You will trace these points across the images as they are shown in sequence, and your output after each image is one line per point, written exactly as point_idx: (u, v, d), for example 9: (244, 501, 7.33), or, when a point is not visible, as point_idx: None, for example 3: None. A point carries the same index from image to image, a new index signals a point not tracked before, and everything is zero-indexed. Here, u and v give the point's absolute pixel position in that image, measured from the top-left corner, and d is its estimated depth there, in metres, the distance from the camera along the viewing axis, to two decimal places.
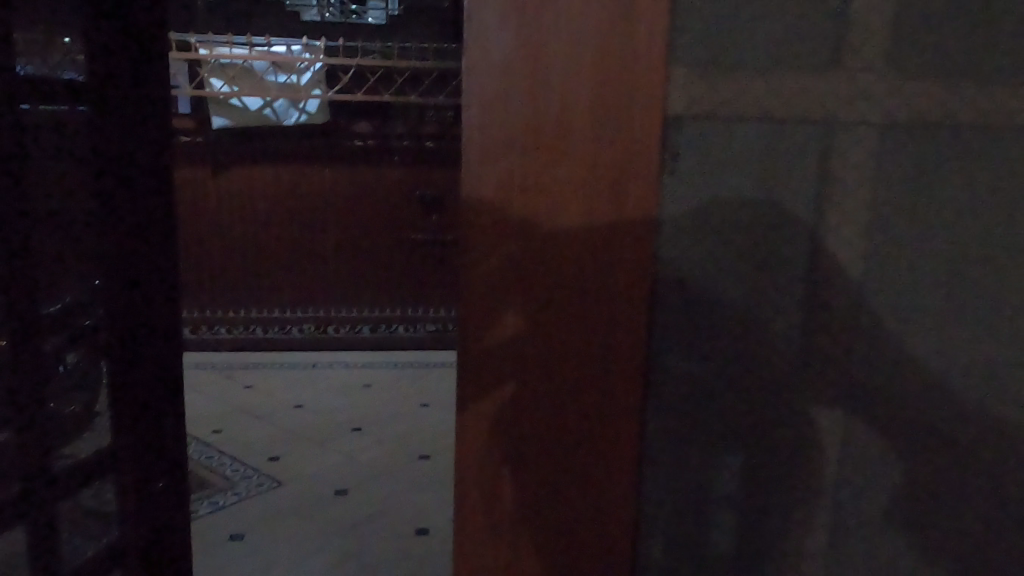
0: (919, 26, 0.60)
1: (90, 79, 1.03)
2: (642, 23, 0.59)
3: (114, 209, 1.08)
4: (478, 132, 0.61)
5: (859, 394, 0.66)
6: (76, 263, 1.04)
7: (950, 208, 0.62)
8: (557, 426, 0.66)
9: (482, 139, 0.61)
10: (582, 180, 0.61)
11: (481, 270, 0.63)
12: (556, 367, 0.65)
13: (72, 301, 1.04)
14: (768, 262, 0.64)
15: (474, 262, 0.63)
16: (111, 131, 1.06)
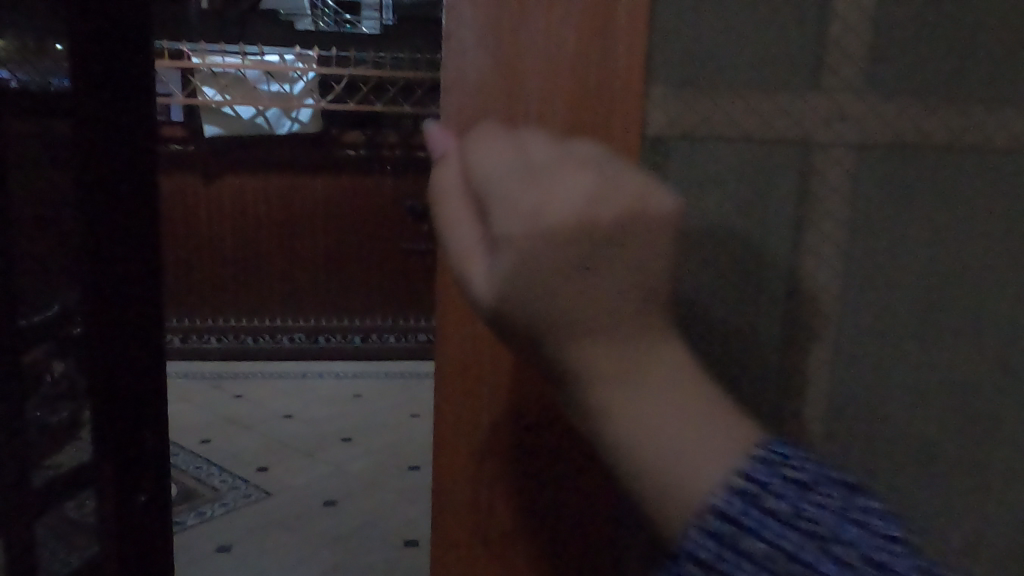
0: (960, 39, 0.53)
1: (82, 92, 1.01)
2: (620, 45, 0.51)
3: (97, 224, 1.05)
4: None
5: (883, 458, 0.57)
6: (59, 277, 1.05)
7: (967, 251, 0.55)
8: (537, 487, 0.57)
9: None
10: None
11: (454, 317, 0.56)
12: (524, 424, 0.56)
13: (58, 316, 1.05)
14: (745, 308, 0.55)
15: (448, 309, 0.55)
16: (101, 146, 1.05)
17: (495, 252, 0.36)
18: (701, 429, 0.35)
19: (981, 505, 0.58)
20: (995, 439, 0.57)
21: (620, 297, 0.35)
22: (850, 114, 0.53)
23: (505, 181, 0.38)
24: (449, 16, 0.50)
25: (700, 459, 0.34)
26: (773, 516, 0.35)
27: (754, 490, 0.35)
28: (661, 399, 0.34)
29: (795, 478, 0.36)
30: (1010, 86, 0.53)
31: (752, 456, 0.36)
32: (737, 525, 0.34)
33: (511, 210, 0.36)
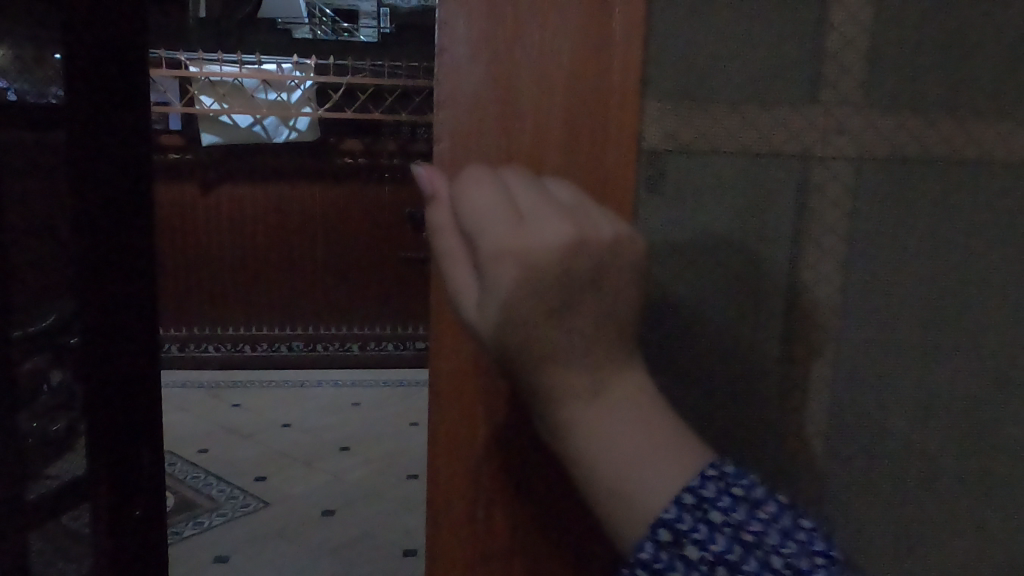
0: (959, 49, 0.53)
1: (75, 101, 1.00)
2: (616, 60, 0.50)
3: (90, 235, 1.04)
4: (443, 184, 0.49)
5: (880, 472, 0.56)
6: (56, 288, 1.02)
7: (964, 267, 0.55)
8: (541, 514, 0.54)
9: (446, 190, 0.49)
10: None
11: (448, 340, 0.52)
12: (526, 448, 0.53)
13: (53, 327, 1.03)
14: (747, 321, 0.54)
15: (441, 330, 0.52)
16: (95, 156, 1.04)
17: (488, 291, 0.37)
18: (648, 438, 0.36)
19: (981, 524, 0.58)
20: (994, 455, 0.57)
21: (592, 332, 0.36)
22: (849, 128, 0.52)
23: (499, 231, 0.36)
24: (443, 31, 0.48)
25: (643, 467, 0.36)
26: (716, 527, 0.35)
27: (698, 499, 0.36)
28: (603, 407, 0.36)
29: (742, 496, 0.36)
30: (1010, 101, 0.53)
31: (700, 475, 0.36)
32: (678, 536, 0.35)
33: (503, 253, 0.36)
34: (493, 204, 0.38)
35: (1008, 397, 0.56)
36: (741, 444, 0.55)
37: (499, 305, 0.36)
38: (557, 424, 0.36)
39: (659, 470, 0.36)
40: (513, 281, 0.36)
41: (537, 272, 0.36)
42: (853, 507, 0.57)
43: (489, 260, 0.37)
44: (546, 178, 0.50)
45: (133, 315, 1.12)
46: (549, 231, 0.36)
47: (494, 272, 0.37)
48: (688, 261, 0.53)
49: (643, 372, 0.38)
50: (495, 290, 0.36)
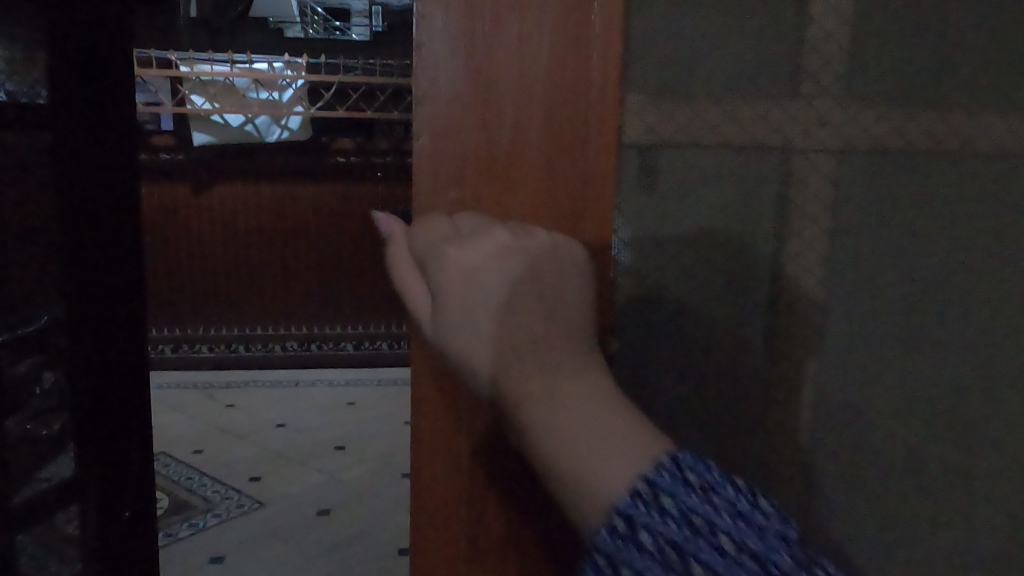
0: (941, 42, 0.52)
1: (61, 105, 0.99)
2: (596, 53, 0.49)
3: (79, 237, 1.03)
4: (421, 181, 0.49)
5: (865, 461, 0.56)
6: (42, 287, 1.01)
7: (948, 259, 0.55)
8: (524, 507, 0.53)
9: (423, 187, 0.49)
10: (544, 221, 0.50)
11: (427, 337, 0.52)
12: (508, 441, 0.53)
13: (43, 328, 1.02)
14: (731, 314, 0.54)
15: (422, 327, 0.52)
16: (83, 157, 1.03)
17: (440, 311, 0.40)
18: (606, 433, 0.37)
19: (965, 513, 0.58)
20: (981, 443, 0.57)
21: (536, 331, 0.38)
22: (831, 120, 0.52)
23: (445, 248, 0.40)
24: (421, 25, 0.48)
25: (600, 460, 0.36)
26: (669, 513, 0.35)
27: (652, 488, 0.35)
28: (558, 404, 0.37)
29: (696, 482, 0.36)
30: (993, 89, 0.53)
31: (656, 465, 0.36)
32: (633, 525, 0.34)
33: (449, 271, 0.39)
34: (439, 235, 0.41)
35: (994, 386, 0.56)
36: (723, 437, 0.55)
37: (449, 323, 0.40)
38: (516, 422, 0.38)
39: (615, 462, 0.36)
40: (460, 295, 0.39)
41: (478, 287, 0.39)
42: (841, 497, 0.56)
43: (439, 280, 0.40)
44: (526, 174, 0.49)
45: (119, 318, 1.10)
46: (488, 247, 0.39)
47: (443, 291, 0.40)
48: (669, 255, 0.53)
49: (600, 369, 0.40)
50: (443, 308, 0.40)
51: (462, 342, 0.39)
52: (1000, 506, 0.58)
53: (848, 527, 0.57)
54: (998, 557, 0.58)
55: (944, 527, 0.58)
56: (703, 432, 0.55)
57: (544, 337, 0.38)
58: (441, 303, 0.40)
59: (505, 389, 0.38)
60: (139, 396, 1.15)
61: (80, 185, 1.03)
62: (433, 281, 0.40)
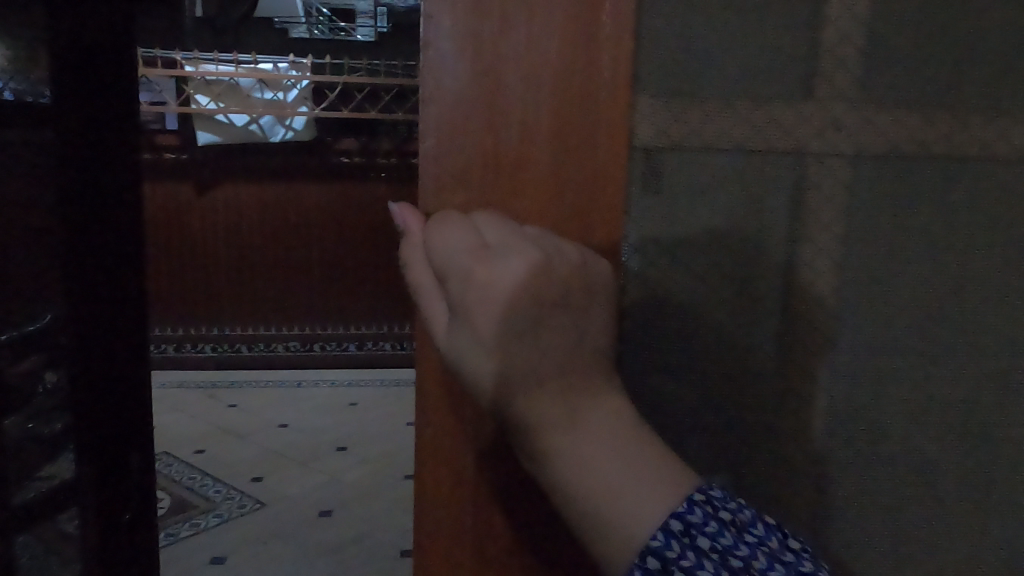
0: (956, 46, 0.51)
1: (62, 108, 0.97)
2: (605, 54, 0.48)
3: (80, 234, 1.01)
4: (428, 185, 0.48)
5: (877, 467, 0.55)
6: (46, 289, 0.99)
7: (963, 265, 0.54)
8: (529, 515, 0.52)
9: (430, 189, 0.48)
10: (553, 224, 0.49)
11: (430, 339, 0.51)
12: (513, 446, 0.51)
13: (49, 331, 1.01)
14: (741, 319, 0.53)
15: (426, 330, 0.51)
16: (84, 159, 1.01)
17: (459, 326, 0.37)
18: (632, 464, 0.36)
19: (981, 528, 0.57)
20: (996, 450, 0.56)
21: (562, 357, 0.37)
22: (846, 123, 0.51)
23: (472, 266, 0.36)
24: (428, 25, 0.47)
25: (628, 493, 0.36)
26: (703, 552, 0.36)
27: (685, 525, 0.36)
28: (582, 430, 0.36)
29: (728, 520, 0.37)
30: (1013, 94, 0.52)
31: (685, 500, 0.37)
32: (667, 563, 0.35)
33: (471, 288, 0.36)
34: (462, 243, 0.37)
35: (1010, 392, 0.55)
36: (733, 444, 0.54)
37: (468, 339, 0.37)
38: (538, 450, 0.36)
39: (642, 495, 0.36)
40: (484, 313, 0.36)
41: (505, 308, 0.36)
42: (851, 504, 0.55)
43: (464, 298, 0.36)
44: (534, 177, 0.48)
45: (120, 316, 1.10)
46: (516, 264, 0.36)
47: (464, 308, 0.37)
48: (680, 260, 0.52)
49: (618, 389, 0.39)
50: (464, 324, 0.37)
51: (481, 360, 0.37)
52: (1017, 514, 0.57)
53: (858, 533, 0.56)
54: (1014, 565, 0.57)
55: (957, 533, 0.56)
56: (712, 439, 0.53)
57: (569, 364, 0.37)
58: (462, 320, 0.37)
59: (526, 414, 0.36)
60: (140, 395, 1.14)
61: (82, 184, 1.00)
62: (454, 296, 0.37)
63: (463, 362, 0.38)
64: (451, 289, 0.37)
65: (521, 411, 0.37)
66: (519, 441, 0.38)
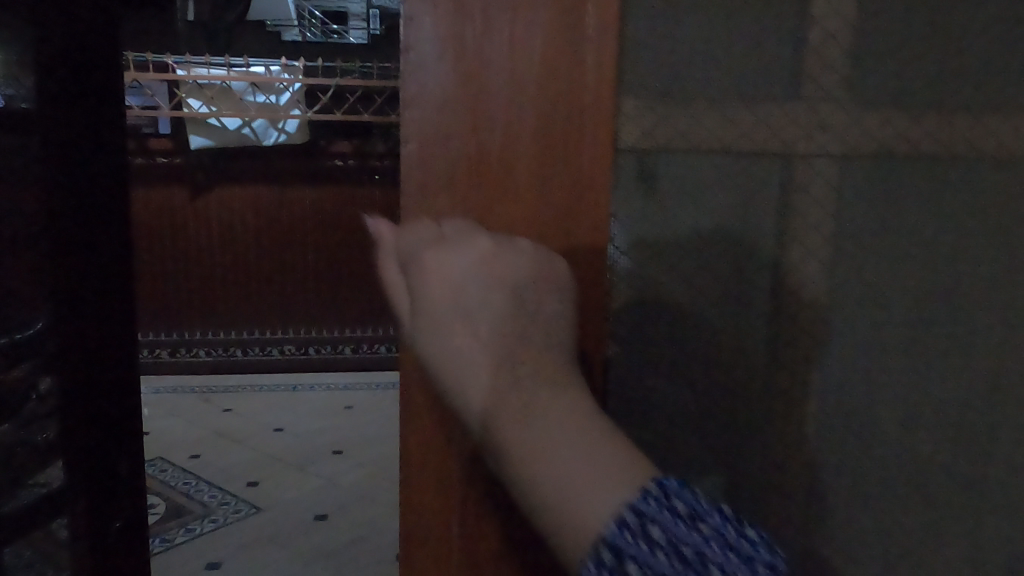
0: (945, 48, 0.51)
1: (66, 112, 0.95)
2: (589, 55, 0.47)
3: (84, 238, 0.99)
4: (408, 190, 0.48)
5: (869, 467, 0.55)
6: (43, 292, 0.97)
7: (952, 264, 0.53)
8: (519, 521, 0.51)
9: (410, 195, 0.48)
10: (538, 227, 0.48)
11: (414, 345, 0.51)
12: None
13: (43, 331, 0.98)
14: (731, 321, 0.52)
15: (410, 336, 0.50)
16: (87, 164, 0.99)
17: (417, 318, 0.38)
18: (588, 454, 0.33)
19: (973, 529, 0.56)
20: (990, 449, 0.55)
21: (520, 350, 0.36)
22: (833, 125, 0.51)
23: (426, 257, 0.39)
24: (409, 29, 0.46)
25: (581, 484, 0.33)
26: (657, 545, 0.32)
27: (640, 517, 0.33)
28: (535, 421, 0.34)
29: (684, 510, 0.33)
30: (999, 93, 0.52)
31: (641, 491, 0.33)
32: (621, 556, 0.32)
33: (428, 277, 0.38)
34: (421, 243, 0.41)
35: (1002, 392, 0.55)
36: (721, 447, 0.53)
37: (429, 333, 0.37)
38: (490, 439, 0.35)
39: (596, 486, 0.33)
40: (439, 302, 0.37)
41: (460, 297, 0.37)
42: (842, 504, 0.55)
43: (420, 286, 0.38)
44: (517, 181, 0.48)
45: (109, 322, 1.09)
46: (469, 257, 0.38)
47: (423, 299, 0.38)
48: (669, 263, 0.51)
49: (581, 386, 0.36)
50: (425, 319, 0.37)
51: (441, 350, 0.37)
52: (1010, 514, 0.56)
53: (849, 534, 0.55)
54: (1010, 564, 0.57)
55: (949, 532, 0.56)
56: (702, 443, 0.53)
57: (526, 356, 0.36)
58: (420, 310, 0.38)
59: (480, 401, 0.35)
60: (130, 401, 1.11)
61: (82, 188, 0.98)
62: (414, 285, 0.39)
63: (429, 361, 0.38)
64: (412, 284, 0.39)
65: (480, 406, 0.35)
66: (485, 444, 0.36)
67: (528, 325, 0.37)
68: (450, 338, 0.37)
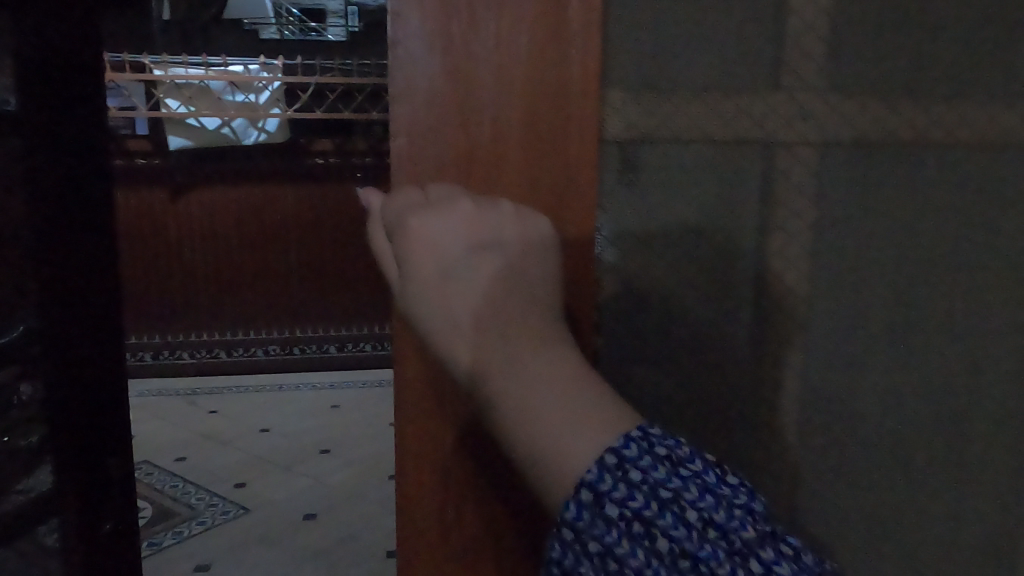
0: (918, 39, 0.52)
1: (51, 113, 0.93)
2: (575, 50, 0.48)
3: (73, 242, 0.98)
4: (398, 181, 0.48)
5: (847, 444, 0.56)
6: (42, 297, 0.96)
7: (927, 245, 0.55)
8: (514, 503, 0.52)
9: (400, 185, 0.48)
10: None
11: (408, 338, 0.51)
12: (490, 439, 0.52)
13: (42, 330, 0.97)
14: (715, 306, 0.53)
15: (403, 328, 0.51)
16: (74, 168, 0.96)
17: (402, 280, 0.38)
18: (569, 399, 0.34)
19: (945, 503, 0.58)
20: (961, 422, 0.57)
21: (506, 308, 0.37)
22: (812, 113, 0.52)
23: (410, 213, 0.39)
24: (396, 24, 0.47)
25: (564, 430, 0.33)
26: (635, 485, 0.32)
27: (619, 459, 0.33)
28: (514, 367, 0.35)
29: (664, 456, 0.34)
30: (967, 81, 0.53)
31: (622, 436, 0.34)
32: (599, 496, 0.32)
33: (413, 240, 0.38)
34: (406, 195, 0.41)
35: (973, 369, 0.57)
36: (704, 429, 0.54)
37: (414, 295, 0.38)
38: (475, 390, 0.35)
39: (579, 429, 0.33)
40: (423, 261, 0.37)
41: (442, 245, 0.38)
42: (824, 479, 0.56)
43: (404, 251, 0.38)
44: (506, 174, 0.48)
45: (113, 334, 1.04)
46: (453, 209, 0.39)
47: (407, 259, 0.38)
48: (654, 250, 0.52)
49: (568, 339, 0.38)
50: (410, 279, 0.38)
51: (427, 312, 0.37)
52: (981, 487, 0.58)
53: (828, 509, 0.57)
54: (981, 535, 0.59)
55: (926, 506, 0.58)
56: (686, 428, 0.54)
57: (510, 317, 0.36)
58: (407, 273, 0.38)
59: (470, 362, 0.36)
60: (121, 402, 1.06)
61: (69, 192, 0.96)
62: (397, 247, 0.39)
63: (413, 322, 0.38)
64: (396, 248, 0.39)
65: (468, 362, 0.36)
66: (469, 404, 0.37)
67: (512, 292, 0.37)
68: (435, 296, 0.37)
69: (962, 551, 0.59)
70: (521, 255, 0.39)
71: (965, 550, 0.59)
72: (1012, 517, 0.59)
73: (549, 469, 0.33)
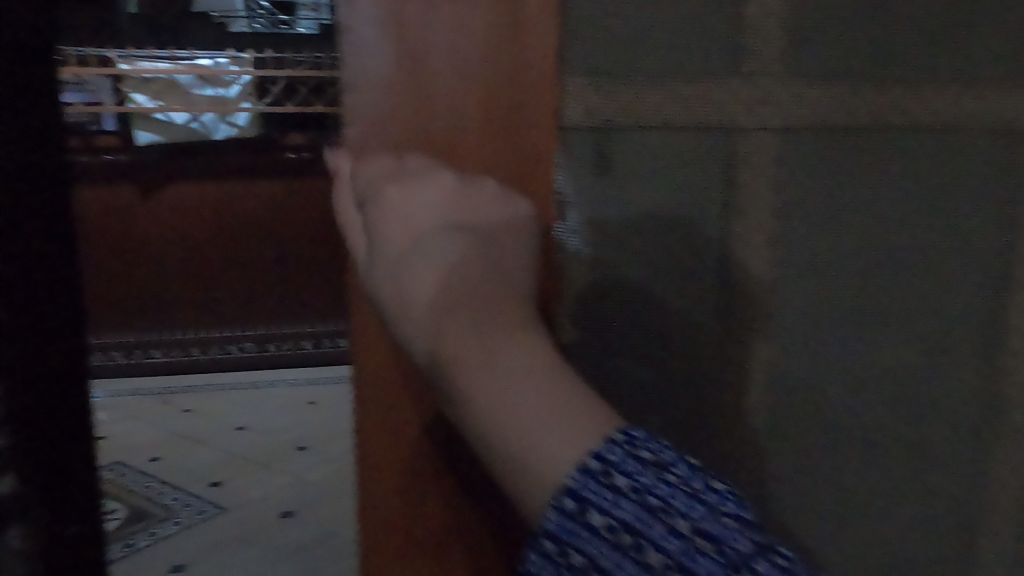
0: (876, 23, 0.52)
1: None
2: (533, 34, 0.47)
3: None
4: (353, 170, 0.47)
5: (813, 428, 0.56)
6: None
7: (889, 230, 0.55)
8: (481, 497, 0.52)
9: None
10: None
11: (370, 330, 0.50)
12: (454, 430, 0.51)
13: None
14: (679, 294, 0.53)
15: (364, 315, 0.50)
16: None
17: (371, 252, 0.39)
18: (554, 408, 0.35)
19: (910, 487, 0.58)
20: (925, 404, 0.58)
21: (476, 293, 0.37)
22: (773, 99, 0.52)
23: (387, 186, 0.40)
24: (348, 8, 0.45)
25: (542, 424, 0.35)
26: (622, 493, 0.34)
27: (604, 465, 0.34)
28: (495, 365, 0.36)
29: (651, 460, 0.35)
30: (927, 64, 0.53)
31: (608, 441, 0.35)
32: (585, 504, 0.33)
33: (388, 214, 0.39)
34: (385, 173, 0.41)
35: (935, 351, 0.57)
36: (672, 417, 0.54)
37: (380, 267, 0.38)
38: (448, 385, 0.36)
39: (560, 432, 0.35)
40: (395, 234, 0.38)
41: (417, 227, 0.38)
42: (793, 465, 0.56)
43: (378, 222, 0.39)
44: (464, 159, 0.47)
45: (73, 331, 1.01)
46: (431, 196, 0.39)
47: (378, 232, 0.39)
48: (619, 239, 0.52)
49: (542, 335, 0.39)
50: (379, 253, 0.38)
51: (389, 287, 0.37)
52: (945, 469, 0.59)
53: (797, 495, 0.57)
54: (944, 516, 0.59)
55: (892, 488, 0.58)
56: (654, 417, 0.54)
57: (482, 305, 0.37)
58: (375, 245, 0.38)
59: (437, 352, 0.36)
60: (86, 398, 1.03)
61: None
62: (369, 219, 0.39)
63: (375, 294, 0.38)
64: (369, 219, 0.39)
65: (426, 346, 0.36)
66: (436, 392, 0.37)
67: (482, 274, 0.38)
68: (400, 272, 0.37)
69: (927, 532, 0.59)
70: (496, 236, 0.40)
71: (930, 531, 0.59)
72: (973, 495, 0.60)
73: (530, 468, 0.34)
